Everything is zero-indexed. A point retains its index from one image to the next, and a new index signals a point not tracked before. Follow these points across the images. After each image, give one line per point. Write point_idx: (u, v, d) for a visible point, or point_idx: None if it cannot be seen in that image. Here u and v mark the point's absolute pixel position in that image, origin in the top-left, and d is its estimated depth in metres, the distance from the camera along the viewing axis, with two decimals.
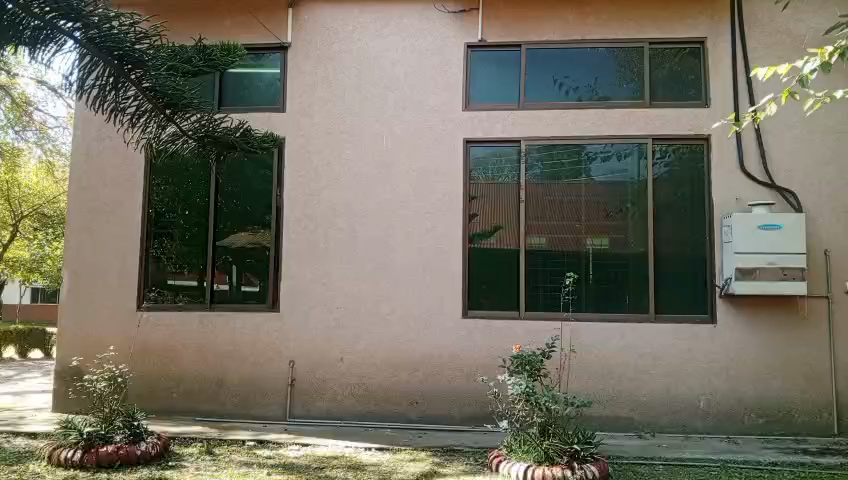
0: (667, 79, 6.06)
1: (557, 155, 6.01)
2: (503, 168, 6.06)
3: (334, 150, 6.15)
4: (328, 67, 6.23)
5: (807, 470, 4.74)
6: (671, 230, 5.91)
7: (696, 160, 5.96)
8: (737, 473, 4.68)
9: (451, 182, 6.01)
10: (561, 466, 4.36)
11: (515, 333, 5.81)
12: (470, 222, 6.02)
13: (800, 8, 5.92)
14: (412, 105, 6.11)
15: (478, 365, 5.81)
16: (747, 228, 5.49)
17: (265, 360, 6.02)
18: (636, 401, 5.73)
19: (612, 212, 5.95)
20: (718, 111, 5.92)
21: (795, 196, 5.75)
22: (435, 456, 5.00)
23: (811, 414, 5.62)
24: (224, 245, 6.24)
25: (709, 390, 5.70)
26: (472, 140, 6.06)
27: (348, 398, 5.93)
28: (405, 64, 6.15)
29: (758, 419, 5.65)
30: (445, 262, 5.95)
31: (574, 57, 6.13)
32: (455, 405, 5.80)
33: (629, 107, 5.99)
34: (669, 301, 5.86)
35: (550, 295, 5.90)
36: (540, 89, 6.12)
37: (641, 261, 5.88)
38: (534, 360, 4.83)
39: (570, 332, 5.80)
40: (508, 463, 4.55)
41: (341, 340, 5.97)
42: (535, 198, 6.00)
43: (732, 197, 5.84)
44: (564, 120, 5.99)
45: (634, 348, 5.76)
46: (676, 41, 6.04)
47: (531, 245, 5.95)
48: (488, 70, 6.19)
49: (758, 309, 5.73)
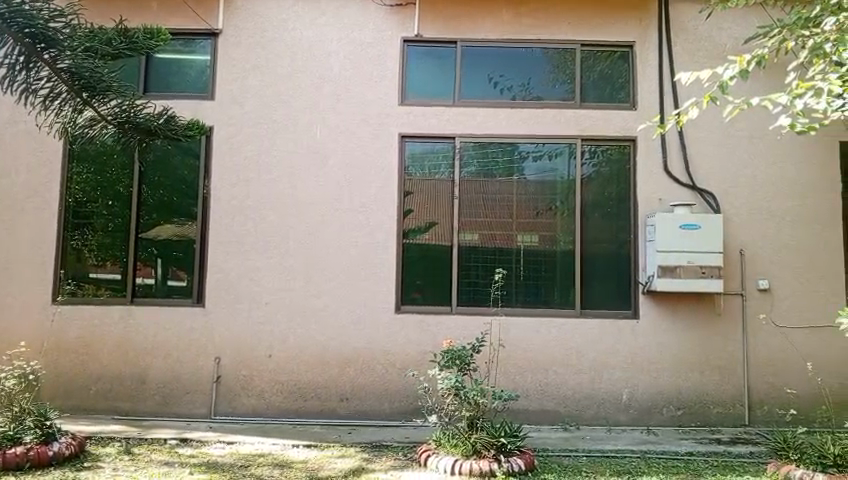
0: (597, 80, 6.23)
1: (490, 153, 6.11)
2: (437, 165, 6.11)
3: (267, 142, 6.07)
4: (262, 58, 6.13)
5: (720, 459, 4.97)
6: (598, 228, 6.09)
7: (623, 160, 6.15)
8: (655, 463, 4.86)
9: (384, 177, 6.02)
10: (489, 459, 4.47)
11: (446, 328, 5.88)
12: (404, 218, 6.05)
13: (723, 17, 6.19)
14: (347, 98, 6.09)
15: (409, 360, 5.87)
16: (669, 227, 5.72)
17: (192, 356, 5.92)
18: (561, 394, 5.89)
19: (541, 210, 6.08)
20: (645, 113, 6.12)
21: (713, 197, 6.03)
22: (364, 452, 5.02)
23: (725, 406, 5.91)
24: (149, 237, 6.08)
25: (630, 383, 5.91)
26: (407, 135, 6.08)
27: (278, 395, 5.89)
28: (340, 56, 6.12)
29: (676, 411, 5.90)
30: (377, 258, 5.96)
31: (509, 56, 6.23)
32: (386, 400, 5.85)
33: (560, 107, 6.12)
34: (595, 297, 6.04)
35: (481, 291, 6.00)
36: (475, 87, 6.18)
37: (569, 257, 6.04)
38: (465, 354, 4.88)
39: (499, 327, 5.91)
40: (436, 457, 4.60)
41: (271, 336, 5.91)
42: (469, 195, 6.07)
43: (656, 196, 6.06)
44: (497, 118, 6.08)
45: (560, 342, 5.91)
46: (606, 43, 6.22)
47: (462, 241, 6.03)
48: (424, 66, 6.21)
49: (678, 305, 5.98)
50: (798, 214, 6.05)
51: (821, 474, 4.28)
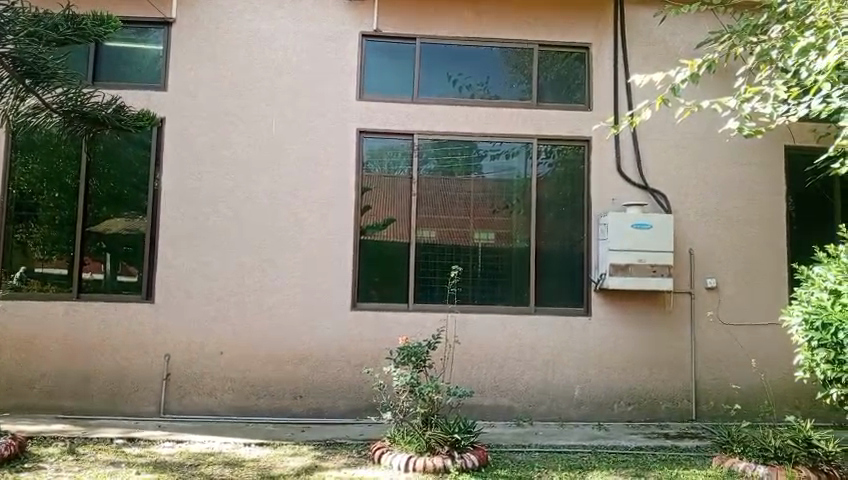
0: (554, 81, 6.30)
1: (449, 150, 6.12)
2: (395, 162, 6.09)
3: (221, 135, 5.95)
4: (217, 48, 6.00)
5: (668, 453, 5.09)
6: (553, 226, 6.17)
7: (578, 160, 6.24)
8: (605, 458, 4.95)
9: (341, 173, 5.97)
10: (442, 456, 4.48)
11: (401, 325, 5.87)
12: (362, 214, 6.01)
13: (675, 22, 6.34)
14: (304, 92, 6.01)
15: (365, 357, 5.84)
16: (622, 226, 5.83)
17: (141, 354, 5.76)
18: (514, 391, 5.95)
19: (498, 208, 6.13)
20: (599, 114, 6.23)
21: (664, 198, 6.17)
22: (318, 450, 4.98)
23: (673, 401, 6.07)
24: (97, 231, 5.89)
25: (583, 379, 6.01)
26: (365, 131, 6.04)
27: (230, 392, 5.78)
28: (297, 49, 6.04)
29: (626, 406, 6.03)
30: (333, 254, 5.91)
31: (468, 54, 6.24)
32: (340, 397, 5.81)
33: (517, 106, 6.17)
34: (549, 295, 6.12)
35: (437, 287, 6.02)
36: (434, 84, 6.18)
37: (524, 255, 6.11)
38: (421, 351, 4.88)
39: (454, 324, 5.93)
40: (390, 455, 4.59)
41: (224, 333, 5.80)
42: (426, 192, 6.07)
43: (609, 196, 6.17)
44: (454, 115, 6.09)
45: (515, 339, 5.96)
46: (563, 44, 6.30)
47: (420, 238, 6.02)
48: (383, 61, 6.18)
49: (630, 303, 6.10)
50: (744, 216, 6.25)
51: (763, 467, 4.44)
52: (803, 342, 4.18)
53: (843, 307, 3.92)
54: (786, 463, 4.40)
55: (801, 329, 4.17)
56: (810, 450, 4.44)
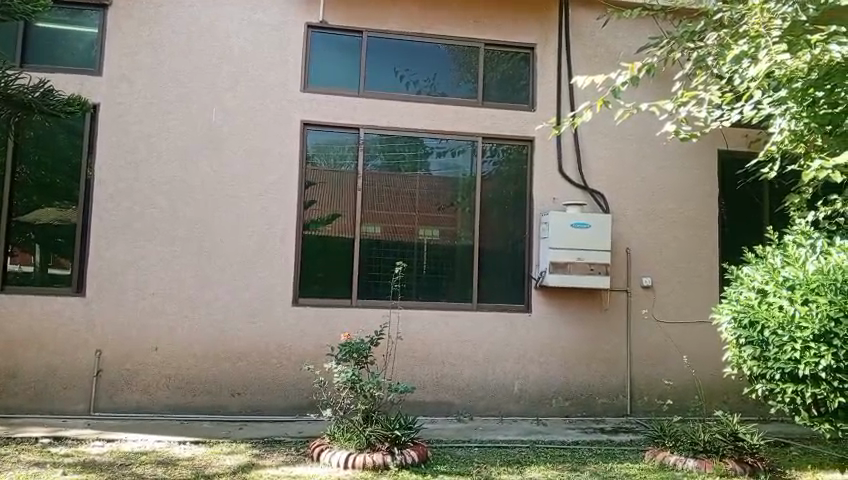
0: (499, 80, 6.36)
1: (395, 146, 6.09)
2: (341, 157, 6.02)
3: (159, 124, 5.76)
4: (156, 34, 5.80)
5: (603, 447, 5.21)
6: (496, 224, 6.23)
7: (521, 159, 6.33)
8: (543, 453, 5.03)
9: (283, 166, 5.87)
10: (382, 452, 4.47)
11: (343, 321, 5.82)
12: (305, 209, 5.92)
13: (618, 26, 6.50)
14: (247, 82, 5.88)
15: (305, 353, 5.76)
16: (561, 225, 5.96)
17: (70, 349, 5.53)
18: (455, 387, 5.98)
19: (443, 205, 6.15)
20: (543, 114, 6.32)
21: (604, 198, 6.32)
22: (255, 448, 4.88)
23: (609, 396, 6.23)
24: (27, 221, 5.60)
25: (523, 374, 6.09)
26: (309, 123, 5.95)
27: (165, 389, 5.62)
28: (241, 38, 5.90)
29: (564, 402, 6.15)
30: (275, 248, 5.81)
31: (415, 51, 6.22)
32: (279, 395, 5.73)
33: (463, 105, 6.19)
34: (491, 292, 6.18)
35: (380, 284, 5.98)
36: (380, 79, 6.14)
37: (467, 251, 6.15)
38: (363, 347, 4.83)
39: (397, 320, 5.90)
40: (329, 452, 4.54)
41: (158, 328, 5.63)
42: (371, 187, 6.03)
43: (551, 195, 6.27)
44: (401, 111, 6.07)
45: (458, 335, 5.99)
46: (510, 44, 6.37)
47: (364, 233, 5.98)
48: (328, 54, 6.10)
49: (570, 301, 6.22)
50: (679, 217, 6.45)
51: (692, 460, 4.60)
52: (732, 339, 4.30)
53: (770, 305, 4.03)
54: (715, 455, 4.58)
55: (730, 328, 4.28)
56: (737, 443, 4.64)
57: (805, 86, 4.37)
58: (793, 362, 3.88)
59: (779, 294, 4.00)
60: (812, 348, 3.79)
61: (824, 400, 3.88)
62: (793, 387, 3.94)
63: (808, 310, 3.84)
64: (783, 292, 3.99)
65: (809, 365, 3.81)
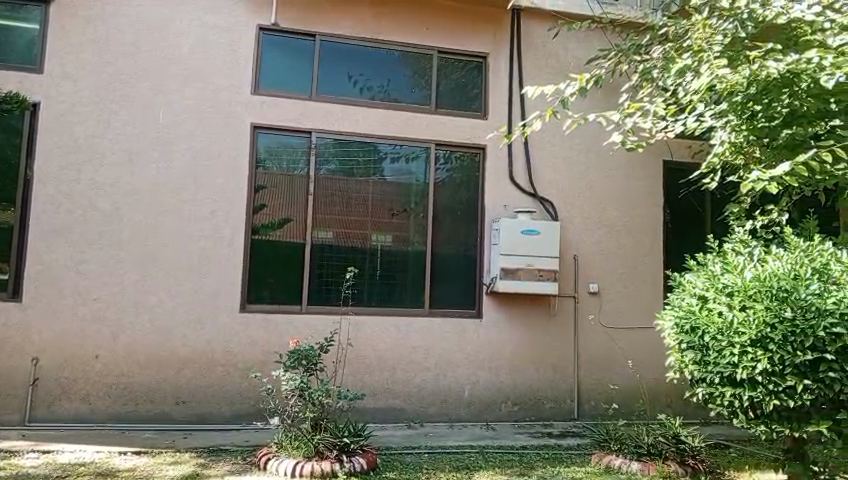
0: (452, 87, 6.41)
1: (349, 151, 6.07)
2: (294, 161, 5.96)
3: (102, 124, 5.58)
4: (101, 32, 5.62)
5: (551, 451, 5.27)
6: (449, 230, 6.27)
7: (473, 166, 6.38)
8: (492, 458, 5.06)
9: (233, 169, 5.77)
10: (330, 460, 4.42)
11: (293, 327, 5.75)
12: (256, 213, 5.84)
13: (567, 38, 6.66)
14: (196, 83, 5.76)
15: (253, 360, 5.67)
16: (512, 231, 6.05)
17: (4, 357, 5.29)
18: (406, 393, 5.97)
19: (396, 211, 6.14)
20: (494, 122, 6.41)
21: (553, 206, 6.43)
22: (199, 458, 4.77)
23: (557, 401, 6.33)
24: None
25: (473, 379, 6.14)
26: (259, 126, 5.87)
27: (106, 398, 5.44)
28: (190, 38, 5.78)
29: (513, 407, 6.22)
30: (223, 253, 5.70)
31: (369, 56, 6.22)
32: (226, 403, 5.62)
33: (416, 111, 6.22)
34: (443, 297, 6.20)
35: (331, 289, 5.93)
36: (333, 83, 6.11)
37: (419, 257, 6.16)
38: (312, 354, 4.78)
39: (348, 326, 5.86)
40: (276, 461, 4.47)
41: (99, 334, 5.44)
42: (324, 192, 5.98)
43: (502, 203, 6.35)
44: (354, 116, 6.05)
45: (409, 340, 5.99)
46: (462, 52, 6.43)
47: (316, 238, 5.92)
48: (280, 57, 6.03)
49: (520, 306, 6.31)
50: (625, 225, 6.62)
51: (636, 463, 4.70)
52: (675, 344, 4.44)
53: (710, 311, 4.17)
54: (658, 458, 4.69)
55: (673, 333, 4.42)
56: (679, 446, 4.78)
57: (746, 100, 4.49)
58: (731, 366, 4.00)
59: (718, 300, 4.15)
60: (749, 352, 3.90)
61: (761, 403, 3.98)
62: (732, 390, 4.05)
63: (746, 316, 3.95)
64: (723, 298, 4.13)
65: (746, 369, 3.91)
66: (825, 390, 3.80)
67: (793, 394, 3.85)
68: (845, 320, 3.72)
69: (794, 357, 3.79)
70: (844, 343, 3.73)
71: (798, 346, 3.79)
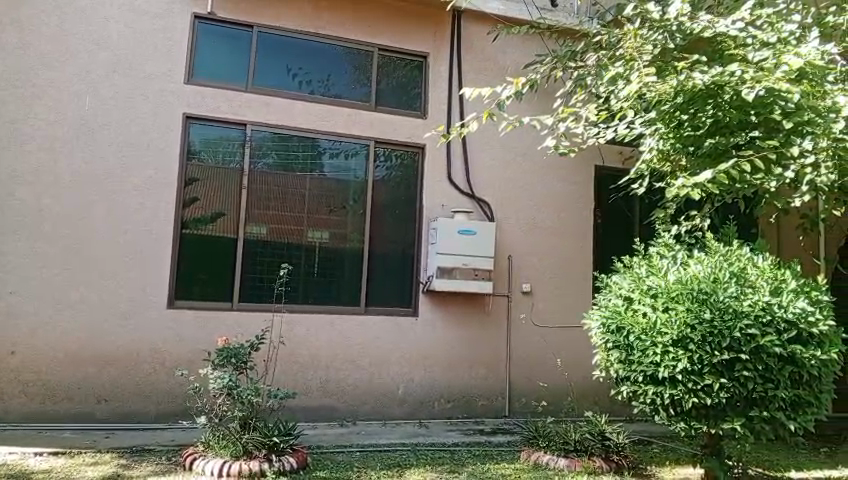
0: (392, 86, 6.41)
1: (288, 145, 5.98)
2: (229, 153, 5.82)
3: (22, 108, 5.29)
4: (23, 11, 5.34)
5: (481, 448, 5.35)
6: (386, 228, 6.26)
7: (412, 165, 6.40)
8: (423, 455, 5.09)
9: (164, 160, 5.60)
10: (259, 460, 4.34)
11: (223, 325, 5.63)
12: (187, 206, 5.68)
13: (506, 42, 6.80)
14: (126, 70, 5.55)
15: (181, 358, 5.53)
16: (449, 231, 6.16)
17: None
18: (339, 391, 5.93)
19: (333, 207, 6.10)
20: (433, 122, 6.46)
21: (490, 207, 6.55)
22: (121, 458, 4.61)
23: (489, 398, 6.44)
24: None
25: (407, 378, 6.16)
26: (192, 116, 5.71)
27: (20, 398, 5.17)
28: (121, 23, 5.57)
29: (446, 404, 6.28)
30: (152, 246, 5.52)
31: (309, 49, 6.14)
32: (151, 401, 5.46)
33: (355, 108, 6.19)
34: (378, 295, 6.19)
35: (264, 286, 5.83)
36: (271, 76, 6.00)
37: (356, 254, 6.13)
38: (241, 352, 4.69)
39: (281, 324, 5.77)
40: (203, 461, 4.36)
41: (15, 330, 5.17)
42: (259, 186, 5.88)
43: (440, 202, 6.41)
44: (291, 110, 5.97)
45: (343, 339, 5.96)
46: (403, 51, 6.45)
47: (249, 234, 5.81)
48: (216, 46, 5.88)
49: (455, 305, 6.39)
50: (557, 227, 6.81)
51: (563, 459, 4.81)
52: (601, 343, 4.53)
53: (635, 312, 4.30)
54: (584, 454, 4.83)
55: (599, 332, 4.52)
56: (604, 442, 4.92)
57: (672, 109, 4.72)
58: (654, 365, 4.13)
59: (643, 302, 4.29)
60: (670, 352, 4.05)
61: (680, 401, 4.12)
62: (654, 389, 4.18)
63: (668, 317, 4.10)
64: (647, 300, 4.27)
65: (667, 368, 4.05)
66: (740, 388, 3.99)
67: (710, 392, 4.01)
68: (758, 322, 3.94)
69: (711, 357, 3.97)
70: (757, 343, 3.93)
71: (715, 346, 3.97)
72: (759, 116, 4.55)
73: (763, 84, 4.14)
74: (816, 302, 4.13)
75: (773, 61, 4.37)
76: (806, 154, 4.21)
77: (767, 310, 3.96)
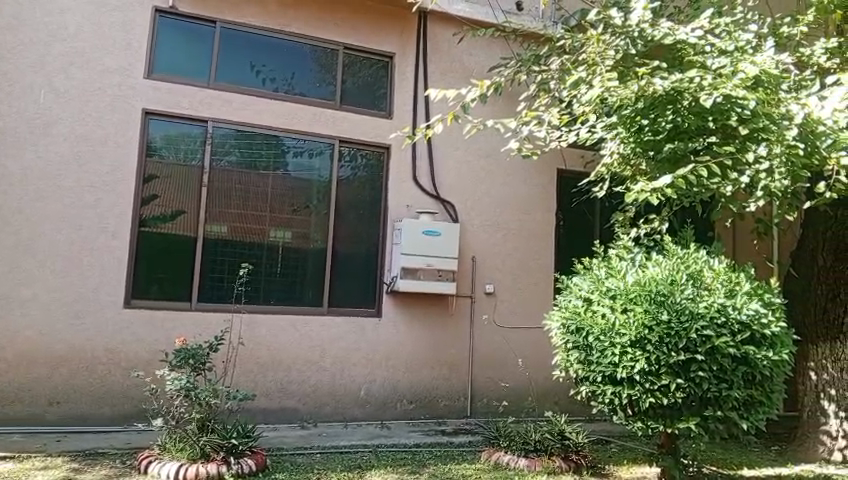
0: (358, 85, 6.39)
1: (252, 143, 5.91)
2: (190, 151, 5.72)
3: None
4: None
5: (443, 449, 5.35)
6: (350, 228, 6.23)
7: (376, 166, 6.38)
8: (385, 457, 5.07)
9: (122, 156, 5.47)
10: (217, 462, 4.26)
11: (181, 325, 5.52)
12: (146, 204, 5.56)
13: (471, 44, 6.84)
14: (83, 63, 5.41)
15: (137, 359, 5.41)
16: (413, 232, 6.16)
17: None
18: (301, 392, 5.87)
19: (297, 207, 6.04)
20: (398, 122, 6.46)
21: (454, 208, 6.57)
22: (73, 462, 4.48)
23: (451, 399, 6.46)
24: None
25: (369, 378, 6.13)
26: (152, 112, 5.60)
27: None
28: (78, 15, 5.41)
29: (408, 405, 6.28)
30: (108, 244, 5.39)
31: (273, 46, 6.07)
32: (106, 404, 5.32)
33: (320, 106, 6.14)
34: (342, 296, 6.15)
35: (224, 286, 5.74)
36: (234, 72, 5.91)
37: (319, 254, 6.07)
38: (200, 353, 4.61)
39: (241, 324, 5.69)
40: (159, 464, 4.27)
41: None
42: (220, 185, 5.79)
43: (404, 203, 6.40)
44: (254, 107, 5.89)
45: (305, 340, 5.90)
46: (369, 50, 6.42)
47: (209, 233, 5.71)
48: (177, 41, 5.77)
49: (419, 306, 6.40)
50: (520, 229, 6.87)
51: (524, 459, 4.85)
52: (561, 343, 4.58)
53: (594, 313, 4.36)
54: (543, 453, 4.87)
55: (559, 333, 4.57)
56: (564, 442, 4.97)
57: (633, 114, 4.85)
58: (613, 365, 4.19)
59: (602, 303, 4.34)
60: (628, 353, 4.11)
61: (638, 401, 4.19)
62: (612, 389, 4.24)
63: (627, 317, 4.17)
64: (606, 301, 4.33)
65: (625, 369, 4.12)
66: (695, 389, 4.06)
67: (666, 392, 4.09)
68: (713, 323, 4.03)
69: (668, 357, 4.05)
70: (712, 345, 4.02)
71: (672, 347, 4.05)
72: (716, 122, 4.62)
73: (721, 90, 4.22)
74: (768, 303, 4.24)
75: (730, 69, 4.46)
76: (761, 159, 4.33)
77: (722, 311, 4.05)
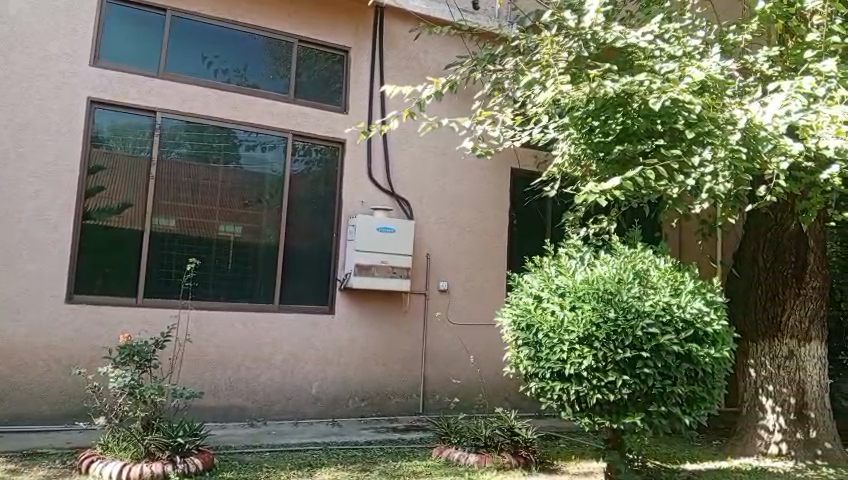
0: (313, 79, 6.32)
1: (203, 136, 5.78)
2: (138, 142, 5.56)
3: None
4: None
5: (394, 446, 5.35)
6: (304, 223, 6.16)
7: (331, 161, 6.33)
8: (335, 454, 5.04)
9: (65, 146, 5.28)
10: (162, 462, 4.17)
11: (125, 321, 5.37)
12: (90, 196, 5.38)
13: (426, 41, 6.86)
14: (24, 49, 5.20)
15: (79, 355, 5.24)
16: (367, 228, 6.15)
17: None
18: (251, 389, 5.79)
19: (248, 202, 5.95)
20: (353, 118, 6.43)
21: (408, 205, 6.58)
22: (9, 463, 4.32)
23: (403, 395, 6.47)
24: None
25: (320, 375, 6.09)
26: (97, 102, 5.42)
27: None
28: None
29: (360, 401, 6.26)
30: (49, 237, 5.20)
31: (226, 37, 5.96)
32: (45, 402, 5.14)
33: (273, 99, 6.06)
34: (294, 292, 6.09)
35: (171, 281, 5.61)
36: (184, 63, 5.78)
37: (271, 250, 6.00)
38: (145, 350, 4.50)
39: (189, 321, 5.57)
40: (101, 463, 4.16)
41: None
42: (169, 178, 5.65)
43: (359, 199, 6.37)
44: (206, 99, 5.77)
45: (256, 336, 5.82)
46: (324, 44, 6.37)
47: (156, 226, 5.57)
48: (125, 28, 5.60)
49: (372, 303, 6.38)
50: (474, 227, 6.93)
51: (474, 455, 4.88)
52: (512, 340, 4.63)
53: (544, 310, 4.41)
54: (493, 450, 4.91)
55: (510, 330, 4.61)
56: (513, 438, 5.03)
57: (584, 116, 4.94)
58: (561, 362, 4.24)
59: (551, 300, 4.40)
60: (577, 349, 4.18)
61: (585, 397, 4.27)
62: (560, 385, 4.30)
63: (575, 315, 4.24)
64: (556, 298, 4.39)
65: (573, 365, 4.19)
66: (640, 385, 4.15)
67: (613, 388, 4.17)
68: (659, 321, 4.13)
69: (615, 354, 4.13)
70: (657, 342, 4.11)
71: (619, 344, 4.13)
72: (665, 125, 4.67)
73: (668, 94, 4.32)
74: (711, 302, 4.37)
75: (678, 73, 4.56)
76: (705, 163, 4.45)
77: (667, 310, 4.17)
